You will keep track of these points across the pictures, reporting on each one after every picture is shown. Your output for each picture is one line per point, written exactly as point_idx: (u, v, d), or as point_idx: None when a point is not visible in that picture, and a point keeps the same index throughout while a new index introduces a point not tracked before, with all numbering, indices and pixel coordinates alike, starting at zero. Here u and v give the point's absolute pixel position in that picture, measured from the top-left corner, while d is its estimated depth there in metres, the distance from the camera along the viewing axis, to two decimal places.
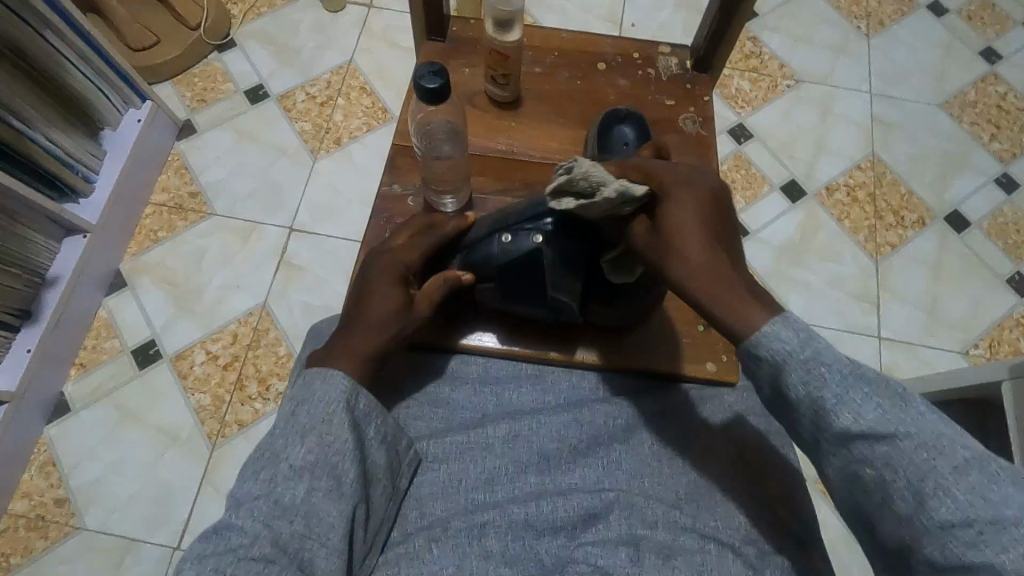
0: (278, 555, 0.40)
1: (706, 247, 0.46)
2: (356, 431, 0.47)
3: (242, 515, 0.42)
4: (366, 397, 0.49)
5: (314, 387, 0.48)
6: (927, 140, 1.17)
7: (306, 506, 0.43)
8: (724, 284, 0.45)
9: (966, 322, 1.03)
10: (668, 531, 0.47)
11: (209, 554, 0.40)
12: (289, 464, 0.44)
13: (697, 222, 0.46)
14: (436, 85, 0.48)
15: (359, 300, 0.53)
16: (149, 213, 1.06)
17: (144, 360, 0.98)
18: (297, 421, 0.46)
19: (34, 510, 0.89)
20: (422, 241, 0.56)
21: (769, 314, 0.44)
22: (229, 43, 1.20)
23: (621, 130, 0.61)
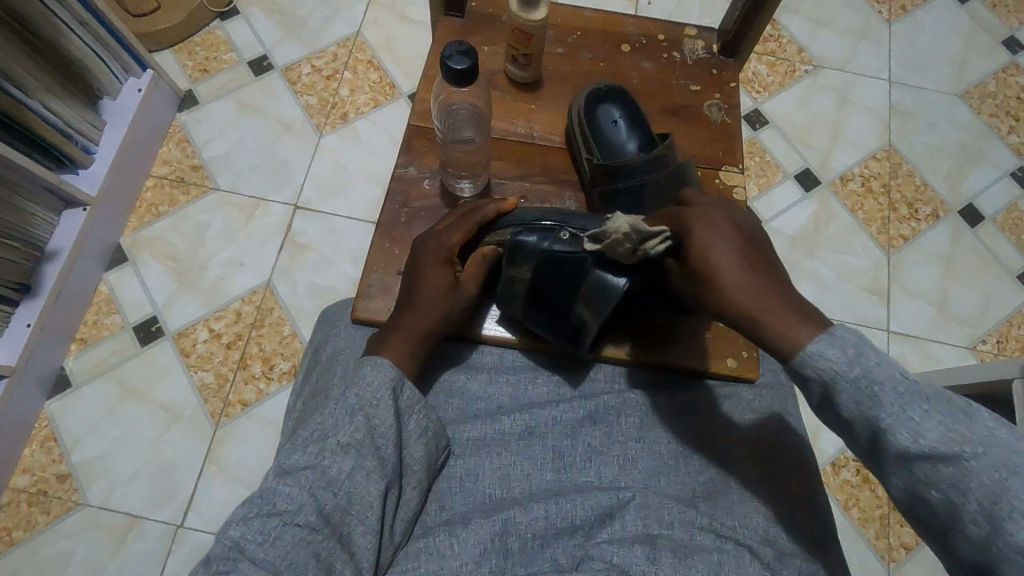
0: (320, 525, 0.41)
1: (739, 263, 0.44)
2: (397, 418, 0.48)
3: (289, 482, 0.43)
4: (410, 389, 0.49)
5: (363, 372, 0.48)
6: (945, 131, 1.15)
7: (351, 482, 0.43)
8: (767, 304, 0.43)
9: (975, 317, 1.03)
10: (684, 529, 0.46)
11: (253, 517, 0.41)
12: (336, 440, 0.45)
13: (732, 248, 0.45)
14: (463, 67, 0.46)
15: (409, 284, 0.54)
16: (150, 186, 1.04)
17: (146, 337, 0.96)
18: (346, 402, 0.47)
19: (35, 485, 0.88)
20: (467, 222, 0.56)
21: (820, 332, 0.42)
22: (231, 11, 1.16)
23: (603, 108, 0.62)
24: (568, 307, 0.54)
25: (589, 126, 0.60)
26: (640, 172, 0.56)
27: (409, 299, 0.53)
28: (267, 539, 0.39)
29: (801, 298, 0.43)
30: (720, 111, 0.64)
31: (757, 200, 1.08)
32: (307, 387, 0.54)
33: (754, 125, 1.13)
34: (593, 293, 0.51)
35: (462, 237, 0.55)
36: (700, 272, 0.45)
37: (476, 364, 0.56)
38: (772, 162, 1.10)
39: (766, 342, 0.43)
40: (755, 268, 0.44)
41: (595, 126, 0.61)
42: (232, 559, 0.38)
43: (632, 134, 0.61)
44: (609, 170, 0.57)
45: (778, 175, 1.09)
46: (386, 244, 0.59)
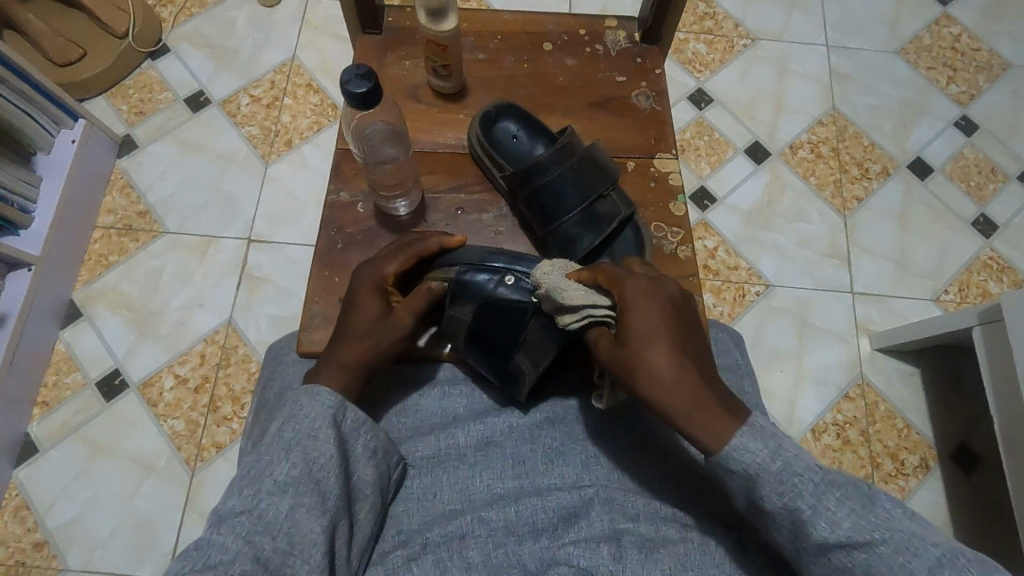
0: (259, 572, 0.39)
1: (675, 360, 0.45)
2: (339, 446, 0.47)
3: (223, 531, 0.41)
4: (354, 411, 0.49)
5: (301, 404, 0.47)
6: (886, 89, 1.16)
7: (291, 520, 0.42)
8: (683, 393, 0.45)
9: (934, 269, 1.04)
10: (650, 522, 0.47)
11: (185, 574, 0.38)
12: (273, 480, 0.43)
13: (661, 330, 0.46)
14: (366, 89, 0.45)
15: (344, 312, 0.52)
16: (97, 238, 1.02)
17: (110, 391, 0.94)
18: (283, 438, 0.46)
19: (12, 557, 0.86)
20: (407, 252, 0.55)
21: (738, 423, 0.44)
22: (162, 49, 1.14)
23: (500, 127, 0.62)
24: (508, 354, 0.53)
25: (489, 144, 0.60)
26: (550, 167, 0.57)
27: (343, 327, 0.52)
28: None
29: (725, 391, 0.46)
30: (648, 99, 0.64)
31: (709, 178, 1.08)
32: (256, 428, 0.53)
33: (699, 105, 1.13)
34: (534, 345, 0.53)
35: (400, 265, 0.54)
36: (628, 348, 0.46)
37: (432, 381, 0.56)
38: (720, 140, 1.11)
39: (694, 437, 0.45)
40: (685, 352, 0.46)
41: (499, 147, 0.61)
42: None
43: (535, 139, 0.62)
44: (523, 175, 0.57)
45: (728, 151, 1.10)
46: (325, 272, 0.58)
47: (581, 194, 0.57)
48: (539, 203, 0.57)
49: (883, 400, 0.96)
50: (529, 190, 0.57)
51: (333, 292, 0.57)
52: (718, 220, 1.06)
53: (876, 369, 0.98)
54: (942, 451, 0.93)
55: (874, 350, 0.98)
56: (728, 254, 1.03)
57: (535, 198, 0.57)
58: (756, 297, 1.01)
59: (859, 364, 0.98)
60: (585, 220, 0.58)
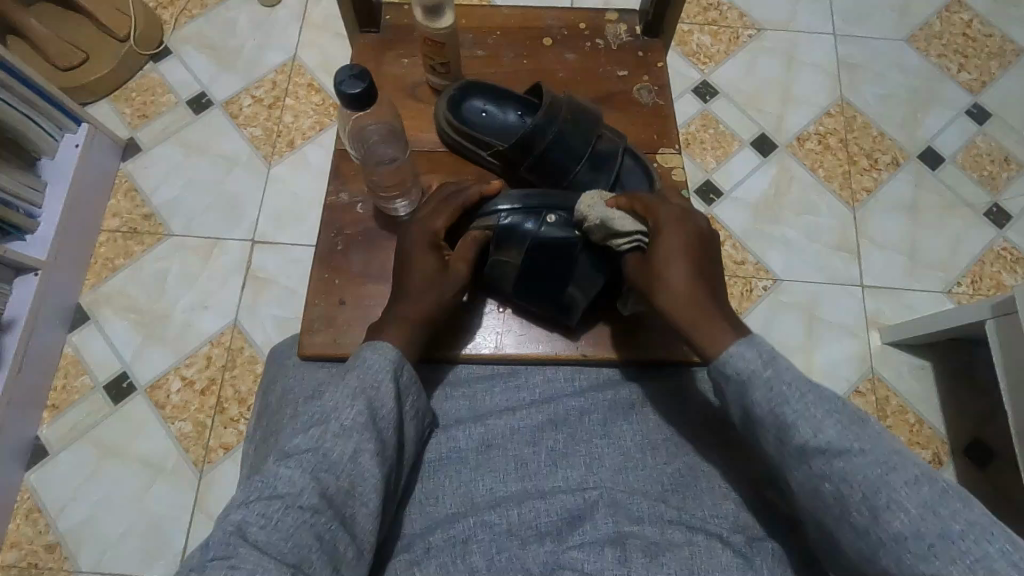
0: (324, 507, 0.40)
1: (692, 278, 0.49)
2: (398, 400, 0.47)
3: (290, 464, 0.41)
4: (411, 369, 0.49)
5: (365, 354, 0.48)
6: (895, 78, 1.14)
7: (354, 463, 0.43)
8: (697, 310, 0.48)
9: (946, 260, 1.02)
10: (655, 526, 0.46)
11: (254, 500, 0.40)
12: (339, 423, 0.44)
13: (683, 254, 0.50)
14: (359, 91, 0.45)
15: (399, 271, 0.54)
16: (103, 241, 1.02)
17: (118, 395, 0.95)
18: (348, 383, 0.46)
19: (25, 559, 0.87)
20: (450, 204, 0.55)
21: (737, 336, 0.47)
22: (163, 52, 1.14)
23: (467, 108, 0.60)
24: (560, 287, 0.55)
25: (465, 127, 0.59)
26: (546, 128, 0.56)
27: (399, 284, 0.53)
28: (272, 519, 0.39)
29: (729, 309, 0.49)
30: (650, 94, 0.63)
31: (715, 171, 1.07)
32: (260, 431, 0.51)
33: (703, 97, 1.12)
34: (581, 275, 0.55)
35: (448, 218, 0.55)
36: (653, 270, 0.50)
37: (441, 384, 0.55)
38: (726, 132, 1.09)
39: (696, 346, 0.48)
40: (703, 277, 0.50)
41: (476, 127, 0.59)
42: (231, 545, 0.37)
43: (505, 107, 0.60)
44: (522, 146, 0.56)
45: (734, 144, 1.08)
46: (326, 274, 0.58)
47: (583, 140, 0.56)
48: (545, 168, 0.57)
49: (894, 395, 0.94)
50: (533, 159, 0.56)
51: (334, 294, 0.57)
52: (724, 214, 1.04)
53: (887, 363, 0.96)
54: (954, 447, 0.91)
55: (884, 344, 0.97)
56: (735, 248, 1.02)
57: (540, 165, 0.57)
58: (764, 291, 0.99)
59: (869, 358, 0.97)
60: (593, 167, 0.57)
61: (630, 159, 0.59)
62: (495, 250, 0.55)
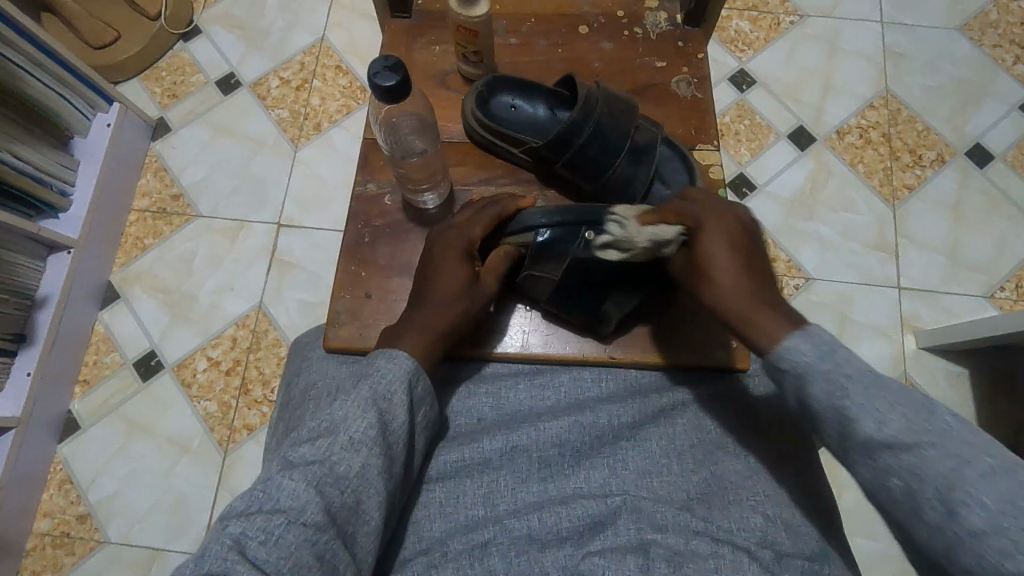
0: (327, 525, 0.40)
1: (735, 269, 0.48)
2: (410, 412, 0.47)
3: (295, 477, 0.41)
4: (428, 381, 0.49)
5: (378, 364, 0.48)
6: (946, 69, 1.09)
7: (360, 478, 0.42)
8: (754, 305, 0.46)
9: (990, 263, 0.98)
10: (678, 535, 0.45)
11: (254, 512, 0.39)
12: (347, 436, 0.44)
13: (728, 245, 0.49)
14: (392, 82, 0.44)
15: (427, 280, 0.53)
16: (133, 220, 1.04)
17: (146, 372, 0.97)
18: (359, 395, 0.46)
19: (57, 528, 0.90)
20: (485, 213, 0.55)
21: (794, 328, 0.44)
22: (193, 31, 1.14)
23: (496, 102, 0.59)
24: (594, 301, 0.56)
25: (493, 120, 0.58)
26: (581, 124, 0.54)
27: (425, 294, 0.53)
28: (274, 534, 0.38)
29: (778, 301, 0.47)
30: (689, 86, 0.61)
31: (749, 164, 1.03)
32: (280, 425, 0.52)
33: (740, 86, 1.08)
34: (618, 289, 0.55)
35: (484, 229, 0.54)
36: (699, 267, 0.49)
37: (467, 381, 0.55)
38: (762, 124, 1.05)
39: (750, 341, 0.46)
40: (747, 266, 0.48)
41: (504, 122, 0.58)
42: (229, 559, 0.36)
43: (534, 99, 0.59)
44: (558, 143, 0.55)
45: (770, 136, 1.05)
46: (353, 266, 0.57)
47: (620, 133, 0.55)
48: (579, 169, 0.55)
49: (927, 400, 0.91)
50: (567, 158, 0.55)
51: (360, 289, 0.57)
52: (757, 209, 1.01)
53: (921, 368, 0.93)
54: None
55: (919, 349, 0.94)
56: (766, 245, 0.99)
57: (575, 162, 0.55)
58: (795, 290, 0.97)
59: (903, 362, 0.94)
60: (632, 160, 0.55)
61: (666, 147, 0.58)
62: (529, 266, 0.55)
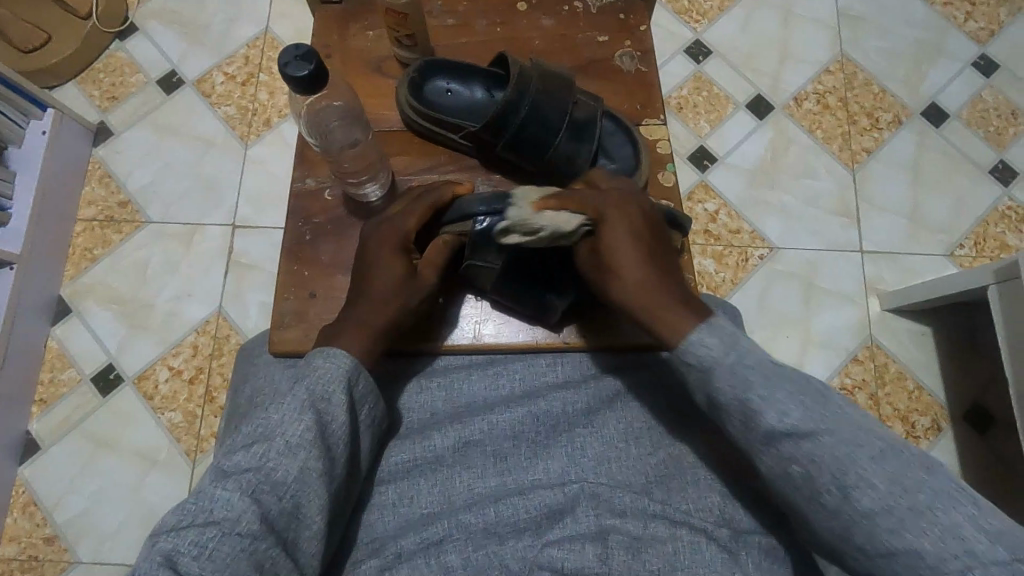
0: (264, 533, 0.39)
1: (642, 264, 0.48)
2: (351, 409, 0.46)
3: (229, 486, 0.40)
4: (367, 378, 0.48)
5: (314, 363, 0.47)
6: (899, 30, 1.09)
7: (298, 484, 0.41)
8: (657, 301, 0.47)
9: (949, 222, 0.99)
10: (638, 520, 0.45)
11: (188, 525, 0.38)
12: (283, 440, 0.42)
13: (631, 240, 0.48)
14: (307, 72, 0.41)
15: (362, 276, 0.51)
16: (80, 231, 1.00)
17: (106, 386, 0.94)
18: (296, 396, 0.44)
19: (25, 552, 0.87)
20: (422, 202, 0.53)
21: (700, 323, 0.46)
22: (130, 28, 1.09)
23: (430, 88, 0.57)
24: (540, 289, 0.54)
25: (428, 107, 0.56)
26: (517, 104, 0.52)
27: (361, 291, 0.51)
28: (207, 547, 0.37)
29: (689, 296, 0.48)
30: (632, 60, 0.60)
31: (709, 137, 1.03)
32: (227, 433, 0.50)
33: (696, 58, 1.07)
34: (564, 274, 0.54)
35: (419, 219, 0.53)
36: (603, 258, 0.49)
37: (416, 375, 0.54)
38: (720, 95, 1.04)
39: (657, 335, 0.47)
40: (653, 258, 0.49)
41: (440, 108, 0.56)
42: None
43: (470, 82, 0.57)
44: (495, 125, 0.53)
45: (728, 107, 1.04)
46: (294, 266, 0.56)
47: (559, 111, 0.53)
48: (520, 151, 0.54)
49: (892, 361, 0.93)
50: (506, 141, 0.53)
51: (302, 289, 0.55)
52: (719, 181, 1.00)
53: (886, 330, 0.94)
54: (954, 412, 0.90)
55: (883, 311, 0.95)
56: (730, 217, 0.99)
57: (515, 143, 0.54)
58: (760, 261, 0.97)
59: (868, 326, 0.94)
60: (573, 137, 0.54)
61: (610, 122, 0.57)
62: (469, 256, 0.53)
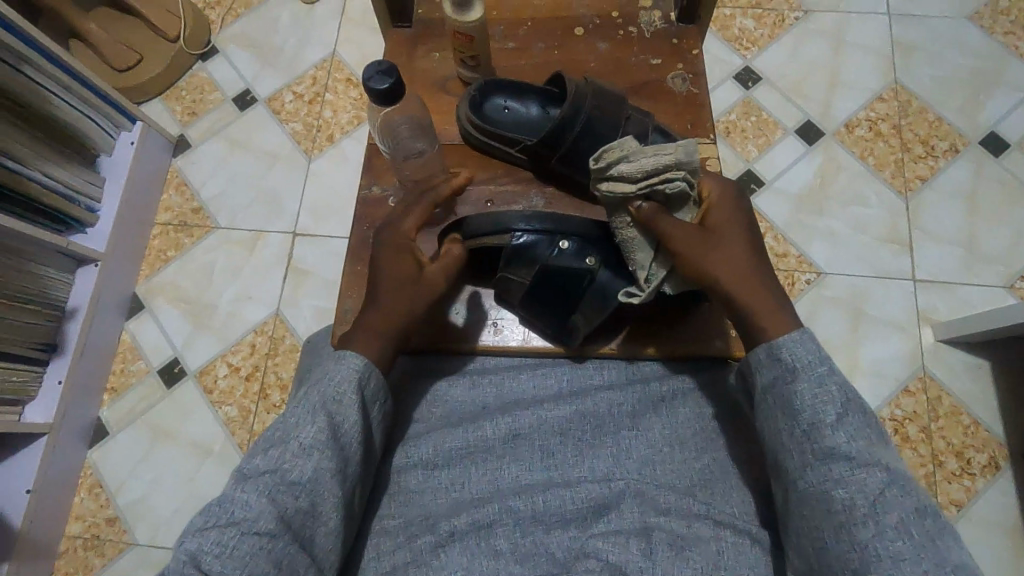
0: (282, 531, 0.41)
1: (745, 257, 0.51)
2: (362, 410, 0.49)
3: (246, 489, 0.43)
4: (378, 377, 0.50)
5: (328, 369, 0.50)
6: (956, 60, 1.07)
7: (313, 482, 0.44)
8: (756, 289, 0.50)
9: (1009, 253, 0.96)
10: (681, 518, 0.46)
11: (210, 526, 0.41)
12: (298, 442, 0.45)
13: (739, 236, 0.52)
14: (387, 85, 0.46)
15: (373, 283, 0.54)
16: (156, 234, 1.08)
17: (170, 379, 1.00)
18: (309, 401, 0.48)
19: (88, 531, 0.93)
20: (422, 202, 0.55)
21: (795, 329, 0.48)
22: (211, 51, 1.18)
23: (490, 105, 0.61)
24: (566, 312, 0.55)
25: (487, 122, 0.60)
26: (573, 120, 0.56)
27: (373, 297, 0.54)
28: (227, 545, 0.40)
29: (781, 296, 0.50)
30: (684, 82, 0.63)
31: (757, 161, 1.03)
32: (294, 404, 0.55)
33: (745, 84, 1.08)
34: (590, 302, 0.55)
35: (416, 218, 0.55)
36: (711, 238, 0.51)
37: (460, 374, 0.56)
38: (768, 120, 1.05)
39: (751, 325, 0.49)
40: (757, 260, 0.51)
41: (498, 123, 0.60)
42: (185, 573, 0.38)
43: (527, 100, 0.61)
44: (552, 140, 0.56)
45: (777, 132, 1.05)
46: (357, 266, 0.60)
47: (612, 125, 0.56)
48: (573, 164, 0.57)
49: (946, 395, 0.90)
50: (561, 155, 0.57)
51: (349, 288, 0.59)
52: (765, 206, 1.01)
53: (940, 361, 0.91)
54: (1013, 450, 0.86)
55: (937, 341, 0.92)
56: (776, 241, 0.99)
57: (570, 157, 0.57)
58: (807, 285, 0.96)
59: (921, 357, 0.92)
60: None
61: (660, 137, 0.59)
62: (504, 268, 0.55)
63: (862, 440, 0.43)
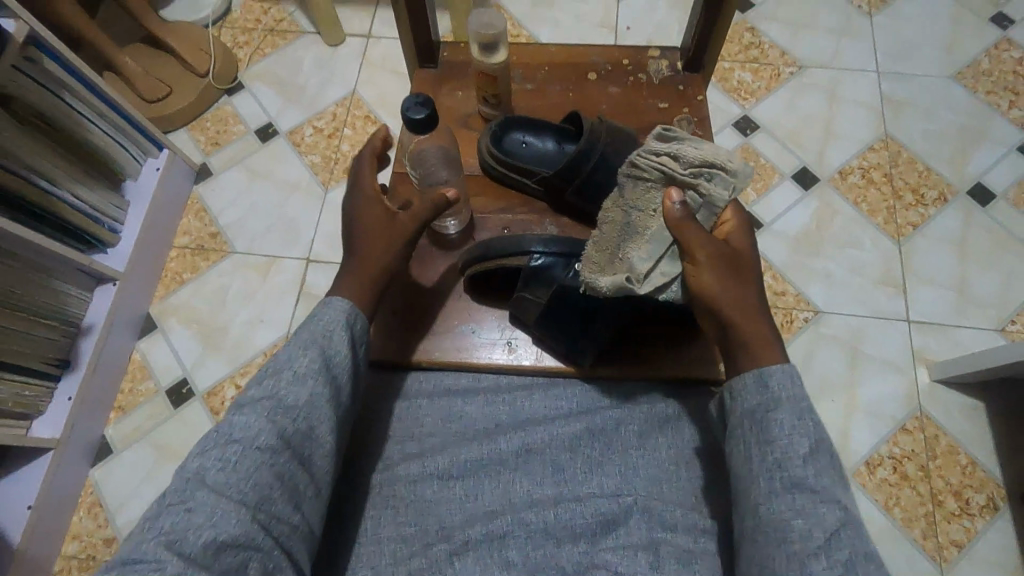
0: (282, 448, 0.45)
1: (749, 290, 0.52)
2: (350, 346, 0.53)
3: (249, 412, 0.46)
4: (362, 320, 0.55)
5: (318, 312, 0.53)
6: (943, 116, 1.14)
7: (309, 407, 0.47)
8: (753, 322, 0.51)
9: (999, 297, 0.99)
10: (688, 535, 0.48)
11: (211, 449, 0.44)
12: (292, 370, 0.49)
13: (749, 271, 0.53)
14: (423, 115, 0.50)
15: (350, 236, 0.58)
16: (173, 257, 1.11)
17: (178, 399, 1.01)
18: (299, 337, 0.51)
19: (85, 551, 0.92)
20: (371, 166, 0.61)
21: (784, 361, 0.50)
22: (237, 86, 1.24)
23: (509, 139, 0.65)
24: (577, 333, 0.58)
25: (506, 155, 0.64)
26: (588, 154, 0.60)
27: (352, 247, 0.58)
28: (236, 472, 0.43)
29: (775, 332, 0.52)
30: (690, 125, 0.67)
31: (756, 203, 1.08)
32: None
33: (744, 132, 1.14)
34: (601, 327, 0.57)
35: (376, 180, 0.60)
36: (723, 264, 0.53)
37: (472, 391, 0.58)
38: (766, 165, 1.11)
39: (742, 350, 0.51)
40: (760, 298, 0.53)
41: (516, 155, 0.65)
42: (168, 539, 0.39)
43: (543, 135, 0.65)
44: (567, 173, 0.60)
45: (775, 177, 1.10)
46: None
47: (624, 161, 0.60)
48: (587, 194, 0.61)
49: (942, 434, 0.91)
50: (576, 186, 0.61)
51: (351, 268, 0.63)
52: (764, 246, 1.05)
53: (936, 400, 0.93)
54: (1012, 491, 0.87)
55: (933, 381, 0.94)
56: (775, 279, 1.02)
57: (583, 188, 0.61)
58: (804, 323, 0.99)
59: (918, 396, 0.94)
60: None
61: None
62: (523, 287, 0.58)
63: (826, 477, 0.45)
